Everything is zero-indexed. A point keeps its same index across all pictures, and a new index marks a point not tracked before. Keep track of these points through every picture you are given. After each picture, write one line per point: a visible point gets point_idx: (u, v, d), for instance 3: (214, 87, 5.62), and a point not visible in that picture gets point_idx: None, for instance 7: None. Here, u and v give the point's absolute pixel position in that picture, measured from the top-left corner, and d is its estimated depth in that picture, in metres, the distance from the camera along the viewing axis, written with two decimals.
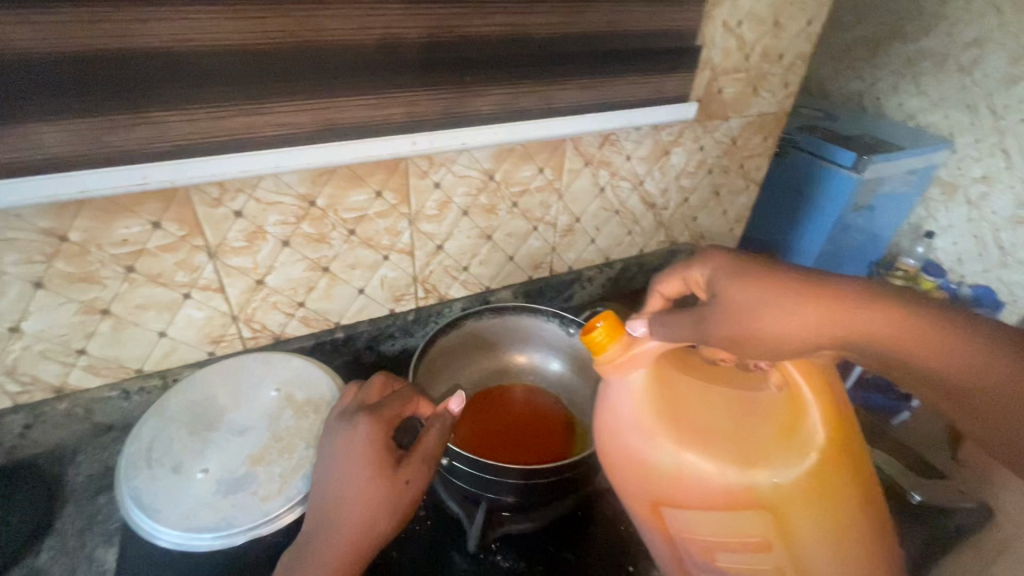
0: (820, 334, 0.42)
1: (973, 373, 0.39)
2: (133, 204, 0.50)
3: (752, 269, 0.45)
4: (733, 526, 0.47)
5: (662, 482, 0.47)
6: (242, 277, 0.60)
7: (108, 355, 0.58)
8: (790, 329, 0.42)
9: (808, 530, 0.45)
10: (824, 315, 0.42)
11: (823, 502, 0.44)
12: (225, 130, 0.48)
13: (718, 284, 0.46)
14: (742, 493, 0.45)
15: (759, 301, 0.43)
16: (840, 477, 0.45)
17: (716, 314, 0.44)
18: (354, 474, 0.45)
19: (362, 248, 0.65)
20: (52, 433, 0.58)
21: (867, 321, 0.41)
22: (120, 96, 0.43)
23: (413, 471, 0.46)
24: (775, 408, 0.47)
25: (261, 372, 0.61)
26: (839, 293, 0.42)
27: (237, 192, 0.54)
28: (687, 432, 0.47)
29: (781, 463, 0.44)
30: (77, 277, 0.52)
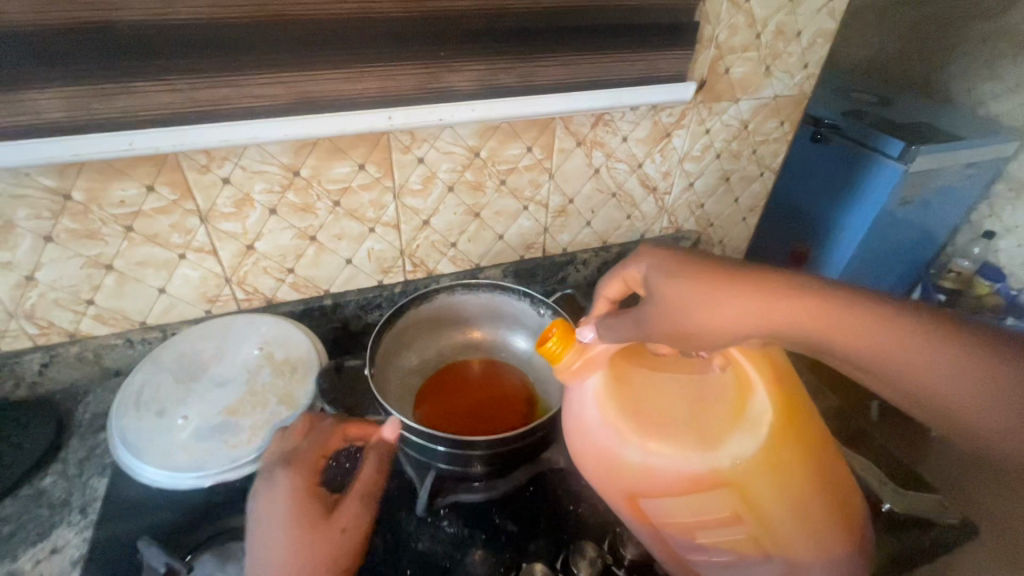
0: (755, 327, 0.43)
1: (909, 362, 0.37)
2: (128, 167, 0.55)
3: (685, 268, 0.46)
4: (705, 511, 0.48)
5: (628, 471, 0.49)
6: (232, 241, 0.64)
7: (113, 306, 0.63)
8: (721, 322, 0.43)
9: (779, 509, 0.45)
10: (756, 308, 0.42)
11: (784, 472, 0.45)
12: (204, 101, 0.51)
13: (654, 284, 0.47)
14: (705, 475, 0.47)
15: (688, 299, 0.44)
16: (797, 452, 0.46)
17: (649, 316, 0.46)
18: (283, 535, 0.43)
19: (348, 219, 0.68)
20: (67, 373, 0.65)
21: (792, 315, 0.41)
22: (106, 66, 0.47)
23: (346, 516, 0.46)
24: (725, 389, 0.49)
25: (247, 331, 0.65)
26: (777, 286, 0.42)
27: (223, 160, 0.58)
28: (646, 419, 0.49)
29: (736, 439, 0.46)
30: (82, 233, 0.57)
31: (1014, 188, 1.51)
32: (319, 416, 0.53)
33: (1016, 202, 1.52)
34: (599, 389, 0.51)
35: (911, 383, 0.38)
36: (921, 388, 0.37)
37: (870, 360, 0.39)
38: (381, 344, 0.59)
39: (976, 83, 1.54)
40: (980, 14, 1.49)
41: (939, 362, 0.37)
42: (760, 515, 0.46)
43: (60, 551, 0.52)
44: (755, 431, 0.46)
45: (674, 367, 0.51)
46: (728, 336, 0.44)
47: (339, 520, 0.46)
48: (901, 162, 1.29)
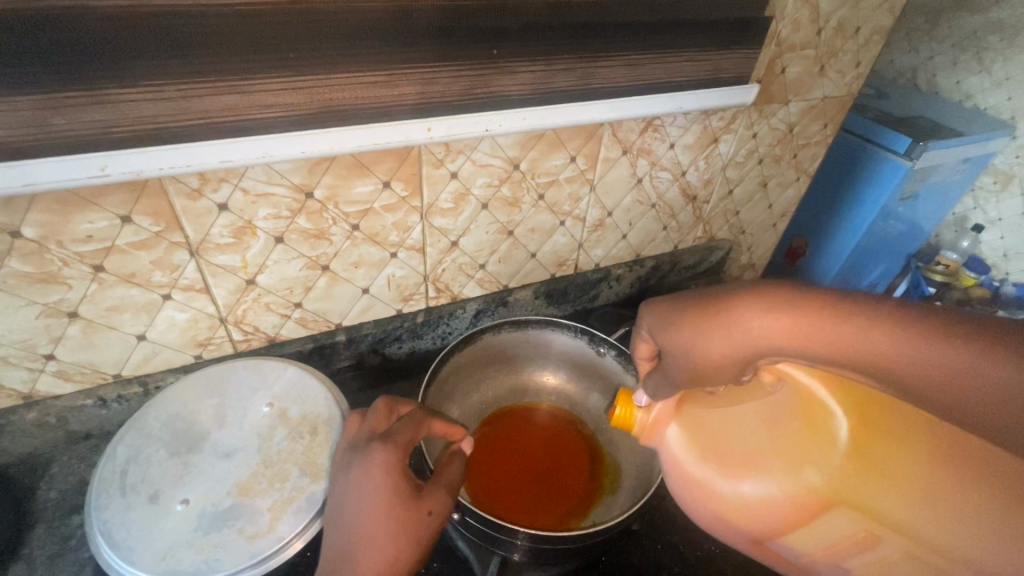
0: (745, 352, 0.35)
1: (917, 368, 0.30)
2: (96, 196, 0.43)
3: (686, 305, 0.38)
4: (836, 533, 0.40)
5: (722, 513, 0.43)
6: (230, 277, 0.53)
7: (80, 360, 0.51)
8: (710, 354, 0.36)
9: (926, 522, 0.35)
10: (731, 335, 0.35)
11: (896, 475, 0.37)
12: (201, 112, 0.40)
13: (650, 324, 0.41)
14: (798, 498, 0.40)
15: (686, 341, 0.37)
16: (909, 450, 0.36)
17: (672, 369, 0.40)
18: (375, 507, 0.40)
19: (367, 244, 0.57)
20: (22, 442, 0.52)
21: (785, 337, 0.34)
22: (69, 72, 0.35)
23: (435, 500, 0.43)
24: (794, 402, 0.41)
25: (252, 383, 0.54)
26: (755, 303, 0.34)
27: (221, 182, 0.46)
28: (728, 458, 0.43)
29: (819, 452, 0.40)
30: (36, 277, 0.45)
31: (1000, 181, 1.53)
32: (397, 403, 0.49)
33: (1001, 195, 1.55)
34: (680, 445, 0.45)
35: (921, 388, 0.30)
36: (936, 394, 0.30)
37: (878, 370, 0.32)
38: (433, 380, 0.53)
39: (964, 76, 1.52)
40: (971, 6, 1.45)
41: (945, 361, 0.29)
42: (903, 532, 0.37)
43: None
44: (827, 443, 0.40)
45: (744, 395, 0.43)
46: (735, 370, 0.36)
47: (429, 504, 0.42)
48: (907, 159, 1.28)
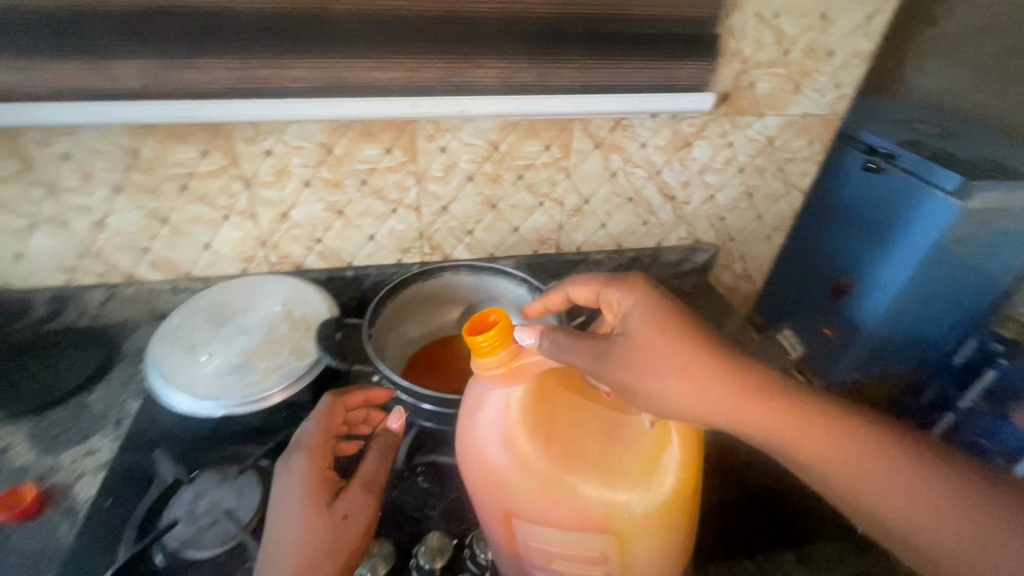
0: (715, 415, 0.43)
1: (837, 465, 0.41)
2: (188, 134, 0.63)
3: (685, 335, 0.45)
4: (577, 542, 0.49)
5: (515, 488, 0.48)
6: (270, 208, 0.72)
7: (166, 255, 0.72)
8: (674, 401, 0.44)
9: (646, 557, 0.49)
10: (702, 399, 0.43)
11: (667, 530, 0.48)
12: (253, 80, 0.59)
13: (630, 325, 0.47)
14: (596, 518, 0.47)
15: (653, 367, 0.44)
16: (682, 514, 0.48)
17: (609, 365, 0.45)
18: (294, 512, 0.47)
19: (373, 198, 0.74)
20: (122, 309, 0.74)
21: (777, 422, 0.42)
22: (176, 47, 0.55)
23: (349, 504, 0.49)
24: (645, 442, 0.48)
25: (275, 289, 0.72)
26: (738, 382, 0.43)
27: (268, 134, 0.65)
28: (557, 451, 0.47)
29: (637, 488, 0.46)
30: (146, 187, 0.66)
31: None
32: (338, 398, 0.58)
33: None
34: (520, 413, 0.48)
35: (834, 478, 0.41)
36: (875, 508, 0.41)
37: (843, 478, 0.41)
38: (390, 298, 0.68)
39: None
40: None
41: (891, 474, 0.40)
42: (626, 553, 0.49)
43: (93, 454, 0.58)
44: (658, 487, 0.46)
45: (602, 411, 0.49)
46: (699, 418, 0.44)
47: (343, 509, 0.49)
48: None
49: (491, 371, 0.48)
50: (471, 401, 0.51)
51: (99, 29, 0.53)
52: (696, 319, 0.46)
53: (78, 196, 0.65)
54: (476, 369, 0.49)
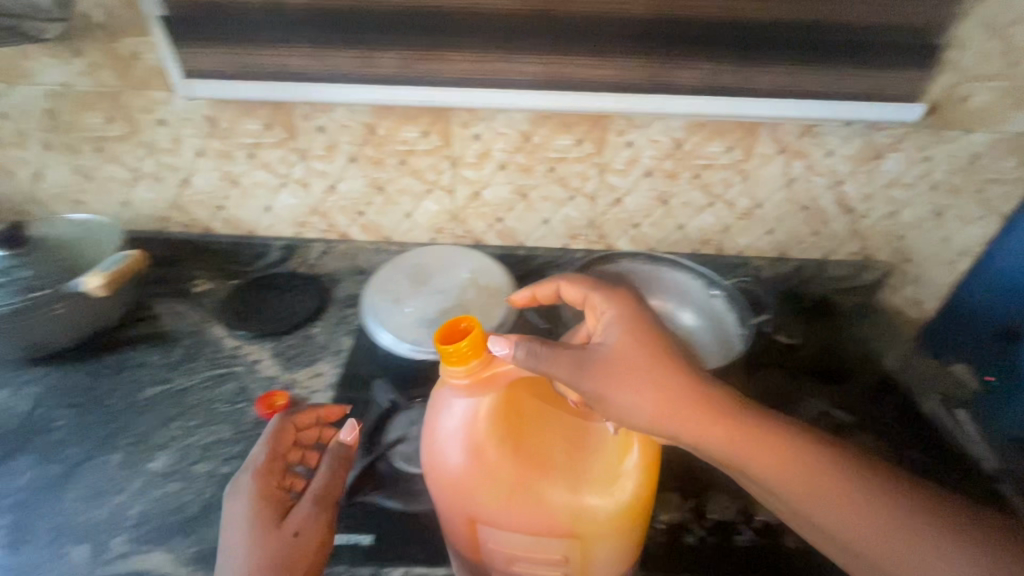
0: (666, 424, 0.45)
1: (792, 481, 0.43)
2: (416, 117, 0.73)
3: (643, 349, 0.47)
4: (541, 544, 0.49)
5: (477, 491, 0.48)
6: (467, 186, 0.80)
7: (376, 219, 0.84)
8: (636, 412, 0.46)
9: (609, 560, 0.50)
10: (665, 412, 0.45)
11: (625, 535, 0.49)
12: (484, 72, 0.67)
13: (607, 334, 0.48)
14: (561, 520, 0.47)
15: (622, 375, 0.46)
16: (638, 523, 0.49)
17: (578, 371, 0.46)
18: (241, 536, 0.47)
19: (556, 185, 0.80)
20: (333, 262, 0.87)
21: (727, 434, 0.45)
22: (426, 39, 0.64)
23: (299, 521, 0.48)
24: (605, 450, 0.49)
25: (463, 258, 0.81)
26: (693, 399, 0.46)
27: (481, 119, 0.74)
28: (521, 453, 0.48)
29: (597, 491, 0.47)
30: (373, 160, 0.78)
31: None
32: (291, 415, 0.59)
33: None
34: (485, 416, 0.49)
35: (792, 493, 0.44)
36: (833, 522, 0.42)
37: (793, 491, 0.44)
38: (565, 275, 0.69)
39: None
40: None
41: (843, 487, 0.42)
42: (587, 556, 0.50)
43: (321, 375, 0.70)
44: (620, 491, 0.48)
45: (563, 417, 0.50)
46: (656, 427, 0.46)
47: (293, 525, 0.48)
48: None
49: (457, 379, 0.48)
50: (433, 407, 0.51)
51: (370, 24, 0.63)
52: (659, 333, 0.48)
53: (321, 163, 0.78)
54: (444, 374, 0.49)
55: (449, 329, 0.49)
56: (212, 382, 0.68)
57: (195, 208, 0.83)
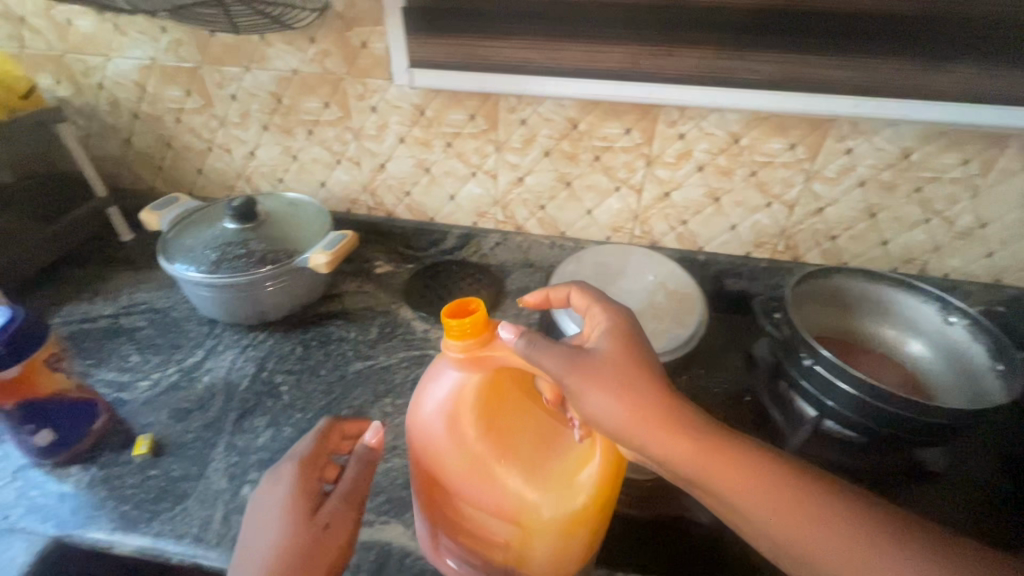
0: (631, 428, 0.42)
1: (764, 508, 0.40)
2: (623, 112, 0.72)
3: (629, 362, 0.44)
4: (488, 529, 0.47)
5: (446, 465, 0.46)
6: (657, 186, 0.78)
7: (555, 214, 0.84)
8: (606, 418, 0.43)
9: (549, 559, 0.48)
10: (636, 419, 0.42)
11: (569, 539, 0.47)
12: (715, 70, 0.64)
13: (600, 341, 0.46)
14: (514, 509, 0.45)
15: (614, 383, 0.44)
16: (585, 529, 0.47)
17: (559, 364, 0.44)
18: (274, 524, 0.44)
19: (754, 190, 0.76)
20: (505, 254, 0.88)
21: (691, 447, 0.42)
22: (663, 34, 0.62)
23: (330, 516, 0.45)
24: (572, 454, 0.47)
25: (645, 260, 0.79)
26: (666, 410, 0.43)
27: (690, 119, 0.71)
28: (493, 436, 0.46)
29: (555, 492, 0.45)
30: (568, 155, 0.77)
31: None
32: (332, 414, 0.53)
33: None
34: (471, 395, 0.46)
35: (762, 520, 0.40)
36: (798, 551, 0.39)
37: (752, 513, 0.41)
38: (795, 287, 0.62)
39: None
40: None
41: (813, 514, 0.39)
42: (532, 550, 0.47)
43: None
44: (576, 493, 0.45)
45: (542, 412, 0.48)
46: (622, 430, 0.43)
47: (324, 517, 0.45)
48: None
49: (453, 352, 0.46)
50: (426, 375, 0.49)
51: (611, 19, 0.62)
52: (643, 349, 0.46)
53: (515, 155, 0.78)
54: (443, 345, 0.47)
55: (460, 306, 0.47)
56: (411, 364, 0.71)
57: (384, 192, 0.86)
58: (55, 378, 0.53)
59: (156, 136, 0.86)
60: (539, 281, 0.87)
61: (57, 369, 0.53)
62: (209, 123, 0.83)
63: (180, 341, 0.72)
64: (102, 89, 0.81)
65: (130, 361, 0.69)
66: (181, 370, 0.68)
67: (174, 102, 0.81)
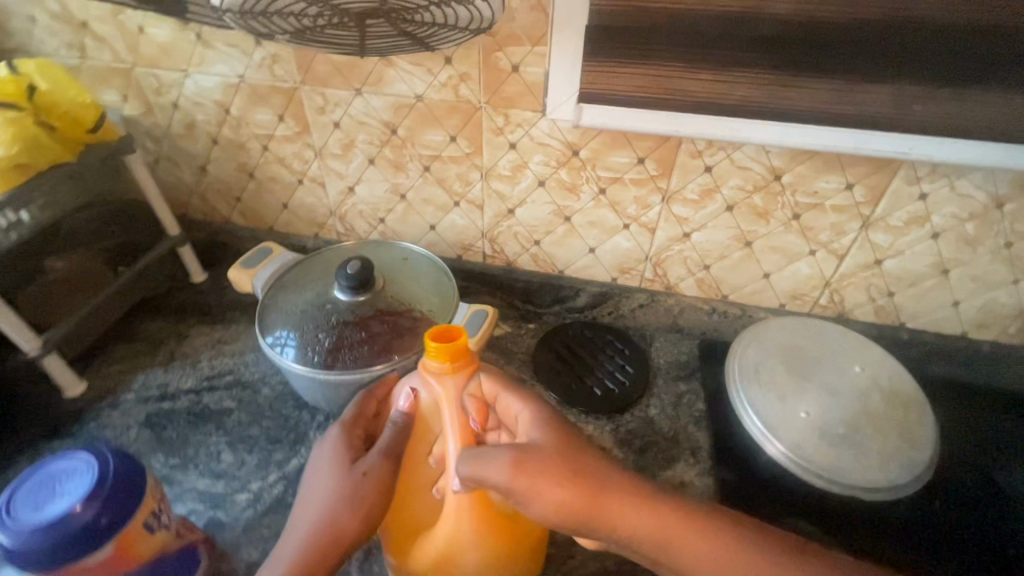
0: (576, 516, 0.37)
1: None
2: (851, 164, 0.55)
3: (549, 459, 0.38)
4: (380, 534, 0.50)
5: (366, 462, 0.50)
6: (867, 252, 0.61)
7: (720, 275, 0.68)
8: (549, 516, 0.37)
9: None
10: (591, 502, 0.37)
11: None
12: (1016, 122, 0.46)
13: (533, 433, 0.40)
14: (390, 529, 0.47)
15: (536, 487, 0.37)
16: None
17: (483, 463, 0.38)
18: (325, 471, 0.46)
19: (1002, 264, 0.59)
20: (647, 317, 0.73)
21: (633, 525, 0.37)
22: (958, 72, 0.45)
23: (368, 465, 0.45)
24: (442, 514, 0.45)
25: (844, 344, 0.63)
26: (614, 483, 0.38)
27: (942, 176, 0.54)
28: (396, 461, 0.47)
29: (423, 538, 0.45)
30: (757, 211, 0.61)
31: None
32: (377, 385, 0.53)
33: None
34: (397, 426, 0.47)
35: None
36: None
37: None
38: None
39: None
40: None
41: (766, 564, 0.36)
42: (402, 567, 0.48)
43: (689, 486, 0.57)
44: (428, 542, 0.45)
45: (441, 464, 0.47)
46: (554, 524, 0.37)
47: (364, 465, 0.45)
48: None
49: (426, 371, 0.45)
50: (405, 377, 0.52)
51: (881, 46, 0.45)
52: (564, 441, 0.40)
53: (686, 208, 0.62)
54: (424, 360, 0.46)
55: (447, 331, 0.46)
56: None
57: (506, 240, 0.71)
58: (157, 539, 0.40)
59: (237, 164, 0.71)
60: (691, 352, 0.72)
61: (158, 527, 0.40)
62: (302, 153, 0.68)
63: (279, 435, 0.60)
64: (177, 110, 0.67)
65: (222, 463, 0.57)
66: (284, 481, 0.56)
67: (262, 127, 0.66)
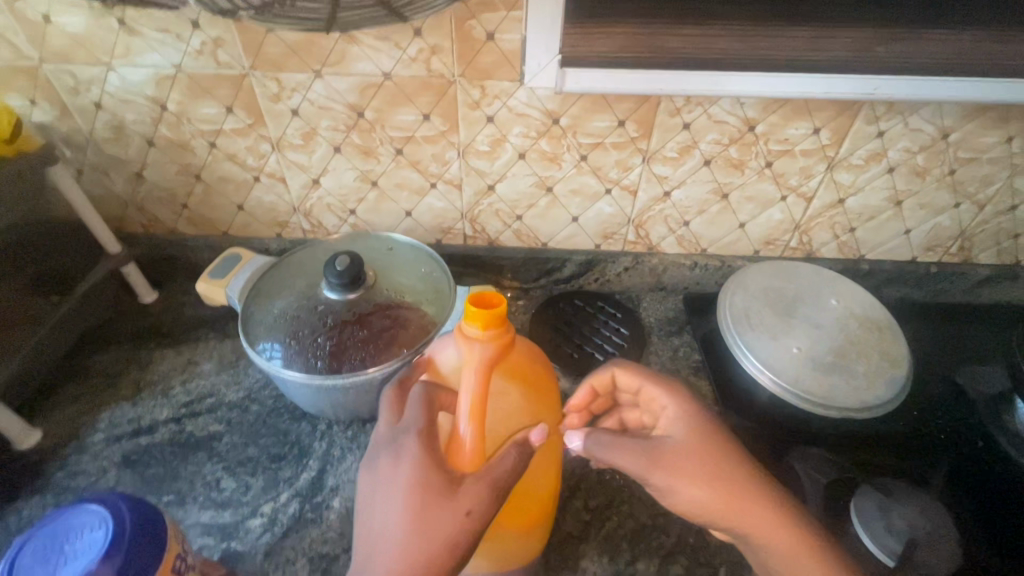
0: (709, 507, 0.39)
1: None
2: (817, 109, 0.58)
3: (702, 459, 0.39)
4: None
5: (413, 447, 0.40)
6: (832, 192, 0.65)
7: (699, 231, 0.70)
8: (684, 503, 0.39)
9: None
10: (728, 502, 0.39)
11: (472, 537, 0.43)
12: (958, 56, 0.52)
13: (673, 428, 0.41)
14: None
15: (679, 482, 0.39)
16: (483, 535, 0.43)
17: (632, 450, 0.40)
18: (408, 505, 0.36)
19: (946, 191, 0.65)
20: (632, 279, 0.74)
21: (755, 527, 0.39)
22: (902, 19, 0.51)
23: (469, 497, 0.36)
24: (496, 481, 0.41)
25: (819, 281, 0.67)
26: (748, 484, 0.39)
27: (897, 114, 0.58)
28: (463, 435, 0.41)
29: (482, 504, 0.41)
30: (733, 163, 0.63)
31: None
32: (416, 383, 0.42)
33: None
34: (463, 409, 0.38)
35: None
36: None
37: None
38: None
39: None
40: None
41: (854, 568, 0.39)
42: None
43: None
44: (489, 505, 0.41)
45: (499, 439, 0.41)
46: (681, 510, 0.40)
47: (465, 501, 0.36)
48: None
49: (463, 337, 0.41)
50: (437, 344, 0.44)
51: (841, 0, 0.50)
52: (715, 443, 0.41)
53: (666, 166, 0.63)
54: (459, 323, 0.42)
55: (487, 298, 0.42)
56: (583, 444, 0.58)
57: (488, 218, 0.69)
58: None
59: (179, 166, 0.64)
60: (677, 308, 0.74)
61: (187, 570, 0.36)
62: (256, 147, 0.62)
63: (281, 451, 0.56)
64: (102, 110, 0.59)
65: (224, 491, 0.52)
66: (299, 497, 0.52)
67: (208, 122, 0.60)
